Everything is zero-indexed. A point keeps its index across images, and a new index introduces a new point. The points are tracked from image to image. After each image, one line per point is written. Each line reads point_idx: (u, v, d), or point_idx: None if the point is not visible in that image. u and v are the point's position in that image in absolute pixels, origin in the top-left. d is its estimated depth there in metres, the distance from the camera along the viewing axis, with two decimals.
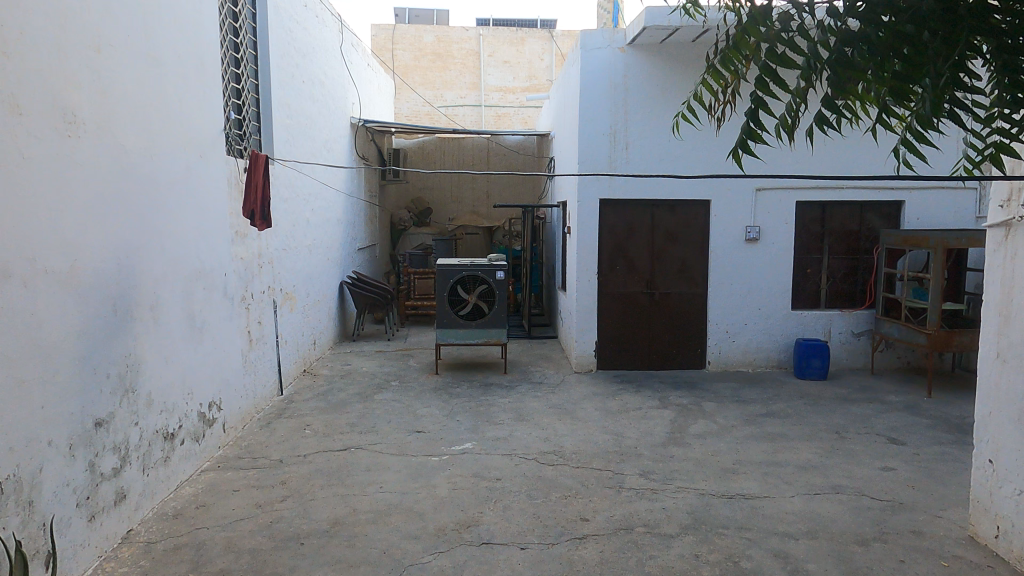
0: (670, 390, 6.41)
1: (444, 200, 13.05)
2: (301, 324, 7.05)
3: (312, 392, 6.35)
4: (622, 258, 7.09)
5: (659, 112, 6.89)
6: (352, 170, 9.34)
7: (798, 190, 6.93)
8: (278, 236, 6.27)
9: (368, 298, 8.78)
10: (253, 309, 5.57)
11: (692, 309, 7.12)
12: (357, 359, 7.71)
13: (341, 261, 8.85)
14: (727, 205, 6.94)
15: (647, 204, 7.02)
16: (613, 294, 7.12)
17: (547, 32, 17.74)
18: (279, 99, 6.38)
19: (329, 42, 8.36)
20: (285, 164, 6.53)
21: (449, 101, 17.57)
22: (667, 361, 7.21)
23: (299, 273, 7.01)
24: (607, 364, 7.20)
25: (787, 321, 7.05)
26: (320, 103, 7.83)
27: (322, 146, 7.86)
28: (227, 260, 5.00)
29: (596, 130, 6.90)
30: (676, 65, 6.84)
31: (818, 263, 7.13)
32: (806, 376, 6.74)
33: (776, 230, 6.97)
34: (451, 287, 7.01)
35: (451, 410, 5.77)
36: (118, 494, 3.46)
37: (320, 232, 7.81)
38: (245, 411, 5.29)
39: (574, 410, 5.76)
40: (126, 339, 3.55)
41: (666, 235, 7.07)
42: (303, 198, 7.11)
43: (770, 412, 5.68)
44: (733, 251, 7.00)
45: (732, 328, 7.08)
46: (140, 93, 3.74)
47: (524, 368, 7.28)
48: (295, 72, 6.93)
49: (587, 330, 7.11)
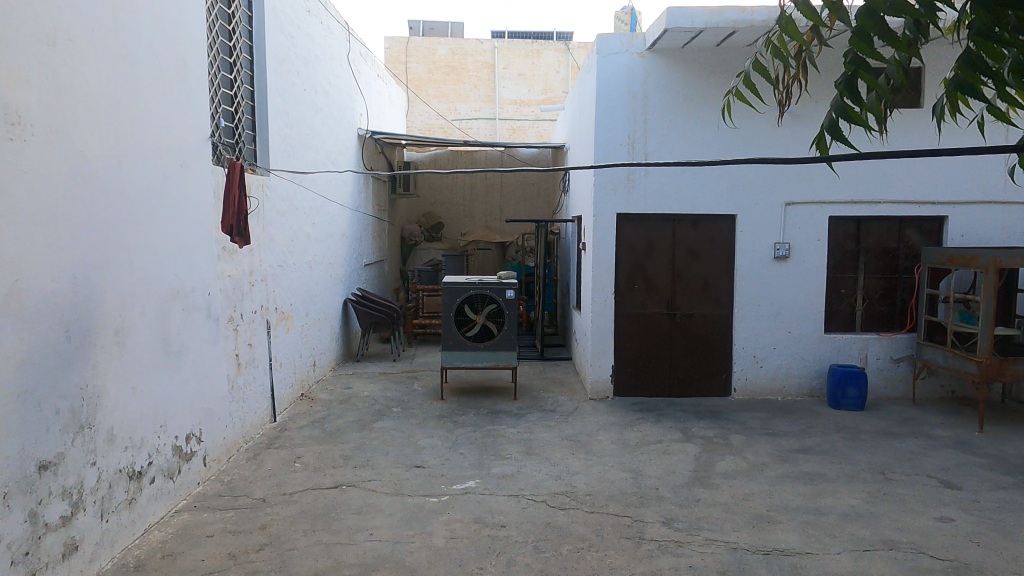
0: (693, 420, 5.90)
1: (456, 215, 12.79)
2: (299, 345, 6.64)
3: (307, 419, 5.92)
4: (642, 276, 6.62)
5: (680, 122, 6.45)
6: (358, 183, 9.00)
7: (831, 204, 6.45)
8: (274, 251, 5.90)
9: (372, 316, 8.38)
10: (243, 330, 5.17)
11: (716, 331, 6.63)
12: (359, 382, 7.28)
13: (345, 277, 8.45)
14: (754, 220, 6.48)
15: (669, 220, 6.58)
16: (631, 316, 6.64)
17: (563, 45, 17.45)
18: (277, 108, 6.05)
19: (334, 50, 8.03)
20: (284, 175, 6.18)
21: (463, 115, 17.25)
22: (689, 388, 6.70)
23: (298, 291, 6.63)
24: (623, 390, 6.71)
25: (820, 345, 6.54)
26: (323, 113, 7.49)
27: (325, 158, 7.50)
28: (212, 279, 4.61)
29: (613, 140, 6.47)
30: (697, 73, 6.41)
31: (853, 283, 6.61)
32: (842, 406, 6.21)
33: (807, 247, 6.48)
34: (458, 306, 6.58)
35: (455, 442, 5.31)
36: (69, 545, 3.05)
37: (322, 249, 7.43)
38: (230, 442, 4.88)
39: (589, 443, 5.27)
40: (81, 369, 3.15)
41: (688, 252, 6.60)
42: (303, 212, 6.75)
43: (805, 448, 5.17)
44: (761, 270, 6.52)
45: (759, 352, 6.58)
46: (105, 93, 3.39)
47: (536, 394, 6.81)
48: (296, 80, 6.58)
49: (604, 354, 6.64)
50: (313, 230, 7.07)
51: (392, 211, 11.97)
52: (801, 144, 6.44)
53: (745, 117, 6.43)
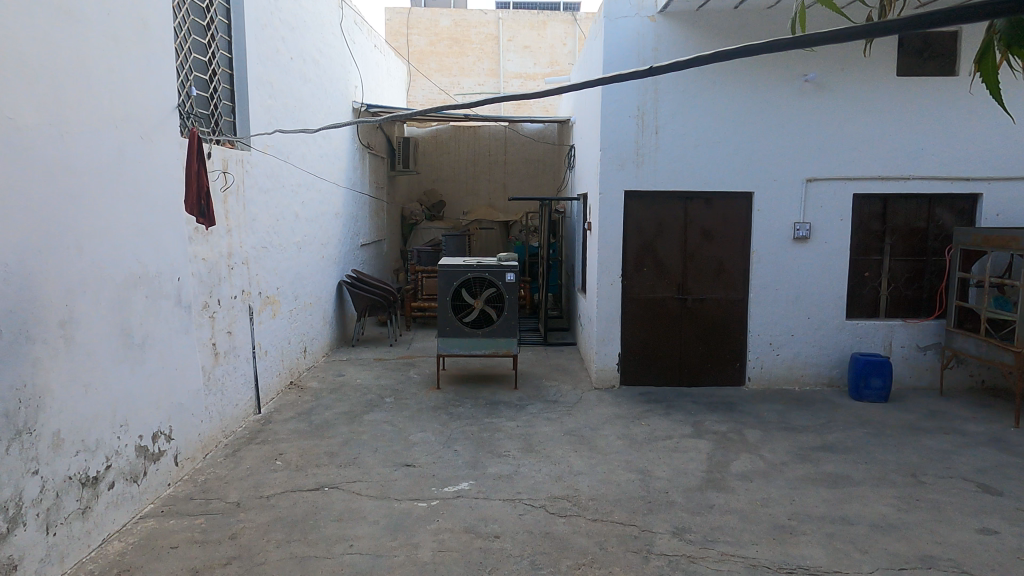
0: (705, 413, 5.52)
1: (458, 193, 12.36)
2: (287, 331, 6.28)
3: (294, 410, 5.57)
4: (651, 258, 6.20)
5: (693, 92, 5.98)
6: (352, 159, 8.58)
7: (855, 181, 6.00)
8: (257, 232, 5.52)
9: (368, 299, 8.01)
10: (220, 317, 4.81)
11: (730, 317, 6.22)
12: (352, 369, 6.93)
13: (339, 258, 8.07)
14: (772, 198, 6.04)
15: (680, 198, 6.15)
16: (639, 300, 6.23)
17: (570, 16, 16.82)
18: (259, 77, 5.62)
19: (326, 17, 7.56)
20: (268, 150, 5.78)
21: (466, 89, 16.72)
22: (701, 377, 6.30)
23: (286, 273, 6.25)
24: (630, 379, 6.33)
25: (841, 332, 6.12)
26: (313, 83, 7.05)
27: (315, 132, 7.08)
28: (184, 262, 4.24)
29: (621, 111, 6.02)
30: (713, 38, 5.92)
31: (877, 266, 6.17)
32: (865, 398, 5.81)
33: (829, 227, 6.05)
34: (454, 290, 6.19)
35: (449, 437, 4.96)
36: (5, 566, 2.71)
37: (313, 229, 7.04)
38: (207, 438, 4.53)
39: (593, 439, 4.90)
40: (17, 367, 2.79)
41: (701, 232, 6.17)
42: (291, 189, 6.35)
43: (827, 445, 4.78)
44: (779, 252, 6.09)
45: (776, 339, 6.18)
46: (43, 55, 2.99)
47: (538, 382, 6.44)
48: (282, 47, 6.14)
49: (610, 341, 6.24)
50: (302, 208, 6.67)
51: (391, 188, 11.54)
52: (824, 116, 5.97)
53: (763, 87, 5.96)
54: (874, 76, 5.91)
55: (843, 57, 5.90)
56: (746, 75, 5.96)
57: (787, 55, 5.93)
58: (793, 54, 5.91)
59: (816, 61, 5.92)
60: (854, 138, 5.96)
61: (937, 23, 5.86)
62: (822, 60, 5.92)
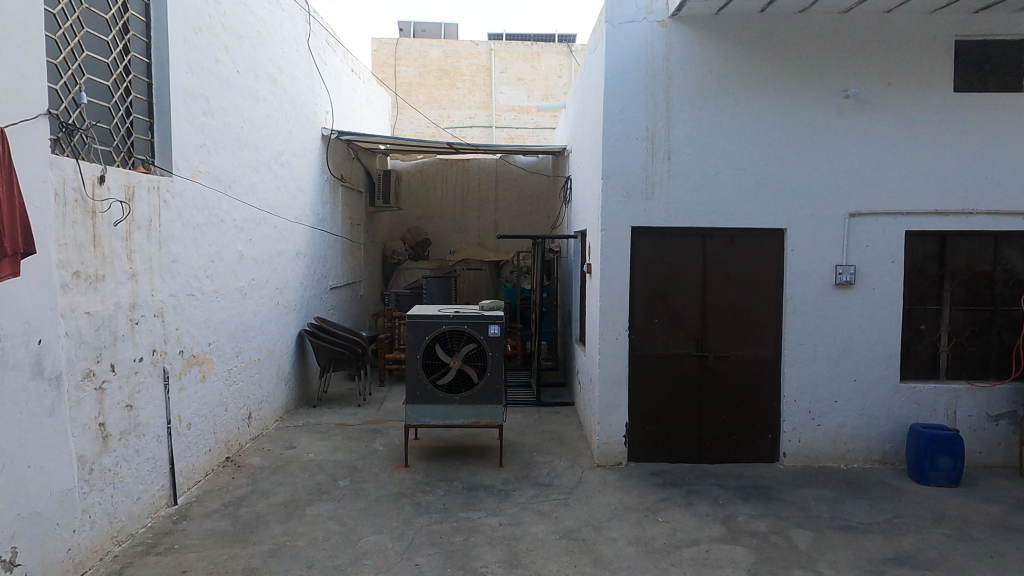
0: (737, 503, 4.41)
1: (445, 231, 11.39)
2: (224, 396, 5.17)
3: (221, 500, 4.44)
4: (664, 307, 5.16)
5: (712, 110, 5.03)
6: (319, 192, 7.58)
7: (908, 217, 5.01)
8: (180, 276, 4.47)
9: (332, 352, 6.91)
10: (115, 388, 3.71)
11: (760, 379, 5.16)
12: (307, 439, 5.80)
13: (301, 305, 7.01)
14: (808, 237, 5.04)
15: (697, 236, 5.13)
16: (650, 359, 5.16)
17: (565, 48, 16.21)
18: (190, 88, 4.63)
19: (288, 31, 6.65)
20: (200, 177, 4.77)
21: (456, 122, 15.94)
22: (725, 452, 5.20)
23: (225, 326, 5.19)
24: (640, 454, 5.21)
25: (895, 398, 5.06)
26: (268, 104, 6.10)
27: (269, 160, 6.09)
28: (51, 321, 3.17)
29: (627, 132, 5.05)
30: (736, 48, 4.99)
31: (934, 317, 5.15)
32: (931, 480, 4.72)
33: (878, 271, 5.03)
34: (427, 347, 5.11)
35: (410, 542, 3.83)
36: None
37: (264, 271, 5.99)
38: (82, 553, 3.38)
39: (597, 545, 3.78)
40: None
41: (724, 276, 5.15)
42: (233, 225, 5.31)
43: (903, 555, 3.67)
44: (818, 301, 5.06)
45: (816, 406, 5.10)
46: None
47: (528, 457, 5.32)
48: (225, 58, 5.19)
49: (615, 408, 5.14)
50: (249, 247, 5.64)
51: (372, 225, 10.53)
52: (869, 138, 5.00)
53: (795, 104, 5.01)
54: (926, 93, 4.96)
55: (891, 71, 4.97)
56: (775, 90, 5.02)
57: (823, 67, 4.99)
58: (830, 67, 4.98)
59: (857, 74, 4.98)
60: (902, 168, 5.00)
61: (999, 30, 4.95)
62: (864, 74, 4.98)
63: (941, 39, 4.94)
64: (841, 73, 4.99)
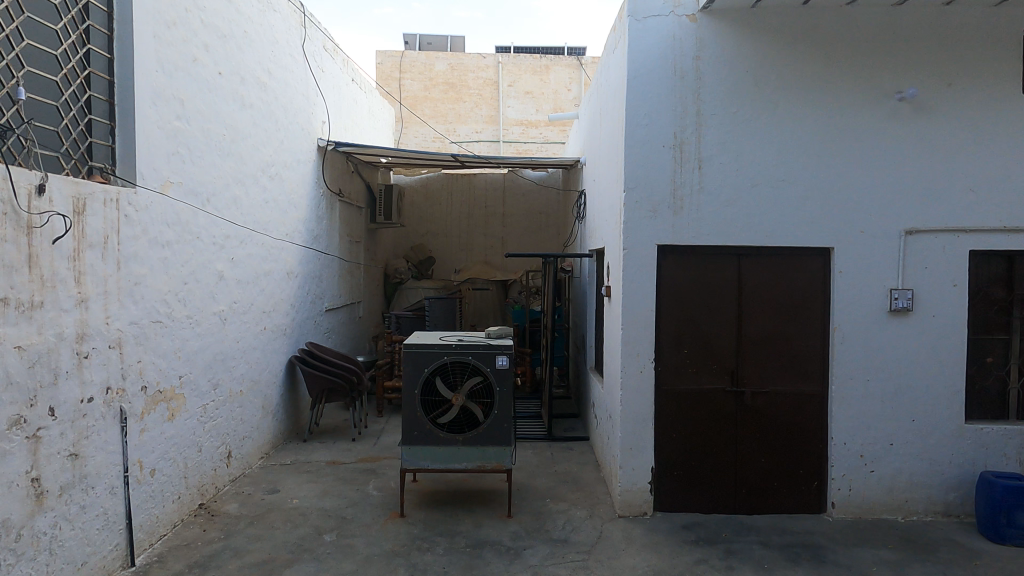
0: (785, 567, 3.78)
1: (450, 248, 10.85)
2: (199, 434, 4.59)
3: (186, 559, 3.84)
4: (693, 336, 4.57)
5: (748, 114, 4.47)
6: (314, 207, 7.05)
7: (972, 234, 4.41)
8: (144, 301, 3.91)
9: (324, 381, 6.33)
10: (54, 436, 3.14)
11: (804, 418, 4.55)
12: (293, 480, 5.21)
13: (292, 328, 6.45)
14: (857, 257, 4.46)
15: (732, 256, 4.55)
16: (678, 395, 4.56)
17: (574, 61, 15.76)
18: (160, 89, 4.11)
19: (280, 33, 6.15)
20: (172, 189, 4.23)
21: (463, 137, 15.48)
22: (763, 502, 4.57)
23: (200, 355, 4.62)
24: (667, 503, 4.59)
25: (959, 441, 4.43)
26: (257, 110, 5.58)
27: (256, 171, 5.56)
28: None
29: (651, 139, 4.49)
30: (775, 44, 4.44)
31: (1002, 348, 4.53)
32: (1008, 539, 4.08)
33: (938, 296, 4.43)
34: (426, 381, 4.53)
35: None
36: None
37: (248, 294, 5.43)
38: None
39: None
40: None
41: (761, 302, 4.56)
42: (212, 242, 4.77)
43: None
44: (870, 330, 4.46)
45: (868, 450, 4.48)
46: None
47: (540, 505, 4.71)
48: (205, 57, 4.69)
49: (639, 452, 4.53)
50: (230, 267, 5.08)
51: (373, 242, 9.99)
52: (927, 146, 4.42)
53: (842, 108, 4.45)
54: (992, 95, 4.38)
55: (951, 71, 4.40)
56: (820, 92, 4.45)
57: (873, 67, 4.43)
58: (882, 66, 4.43)
59: (912, 74, 4.42)
60: (965, 180, 4.41)
61: None
62: (921, 74, 4.41)
63: (1009, 34, 4.38)
64: (894, 73, 4.43)
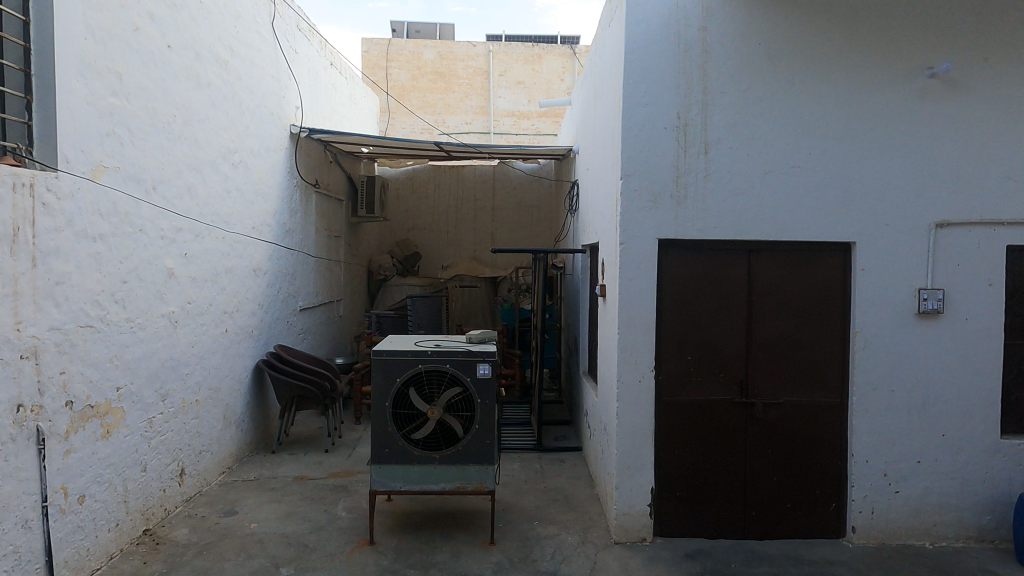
0: None
1: (437, 244, 10.34)
2: (143, 452, 4.09)
3: None
4: (699, 342, 4.08)
5: (760, 92, 3.97)
6: (285, 198, 6.53)
7: (1011, 228, 3.93)
8: (69, 302, 3.40)
9: (294, 387, 5.81)
10: None
11: (822, 432, 4.08)
12: (255, 499, 4.71)
13: (260, 330, 5.94)
14: (882, 254, 3.98)
15: (742, 252, 4.06)
16: (681, 407, 4.07)
17: (568, 49, 15.17)
18: (91, 59, 3.59)
19: (244, 7, 5.62)
20: (107, 174, 3.72)
21: (452, 128, 14.99)
22: (776, 525, 4.10)
23: (145, 363, 4.12)
24: (669, 527, 4.11)
25: (994, 460, 3.97)
26: (216, 89, 5.06)
27: (216, 157, 5.05)
28: None
29: (652, 120, 4.00)
30: (792, 14, 3.95)
31: None
32: None
33: (971, 297, 3.95)
34: (399, 392, 4.02)
35: None
36: None
37: (206, 293, 4.92)
38: None
39: None
40: None
41: (775, 303, 4.07)
42: (159, 235, 4.26)
43: None
44: (895, 335, 3.98)
45: (893, 468, 4.01)
46: None
47: (527, 530, 4.22)
48: (150, 27, 4.16)
49: (637, 471, 4.05)
50: (182, 264, 4.56)
51: (355, 237, 9.48)
52: (961, 128, 3.94)
53: (865, 84, 3.97)
54: None
55: (988, 45, 3.91)
56: (840, 68, 3.97)
57: (900, 40, 3.95)
58: (909, 39, 3.95)
59: (945, 47, 3.93)
60: (1003, 168, 3.93)
61: None
62: (953, 48, 3.93)
63: None
64: (923, 46, 3.95)
